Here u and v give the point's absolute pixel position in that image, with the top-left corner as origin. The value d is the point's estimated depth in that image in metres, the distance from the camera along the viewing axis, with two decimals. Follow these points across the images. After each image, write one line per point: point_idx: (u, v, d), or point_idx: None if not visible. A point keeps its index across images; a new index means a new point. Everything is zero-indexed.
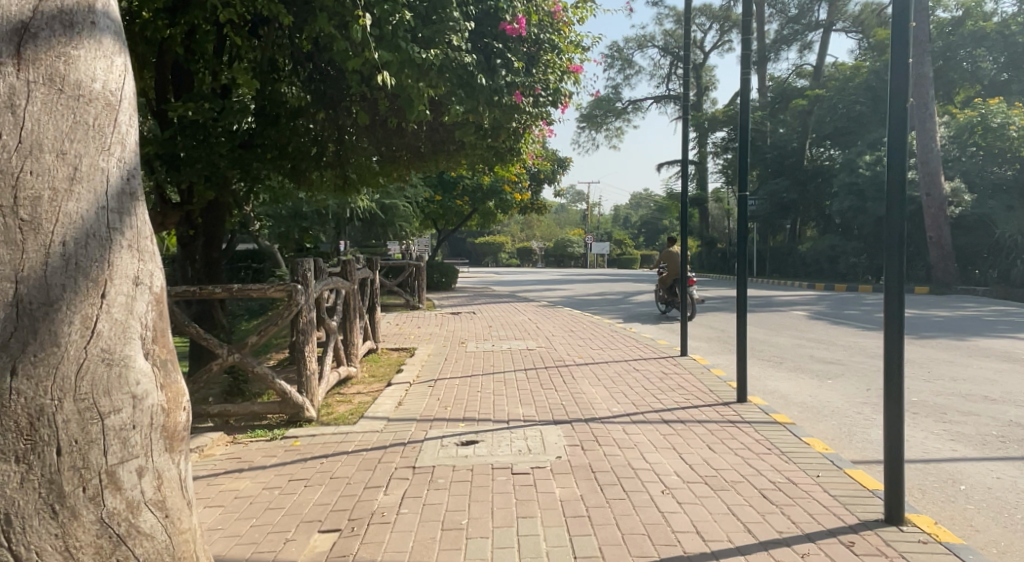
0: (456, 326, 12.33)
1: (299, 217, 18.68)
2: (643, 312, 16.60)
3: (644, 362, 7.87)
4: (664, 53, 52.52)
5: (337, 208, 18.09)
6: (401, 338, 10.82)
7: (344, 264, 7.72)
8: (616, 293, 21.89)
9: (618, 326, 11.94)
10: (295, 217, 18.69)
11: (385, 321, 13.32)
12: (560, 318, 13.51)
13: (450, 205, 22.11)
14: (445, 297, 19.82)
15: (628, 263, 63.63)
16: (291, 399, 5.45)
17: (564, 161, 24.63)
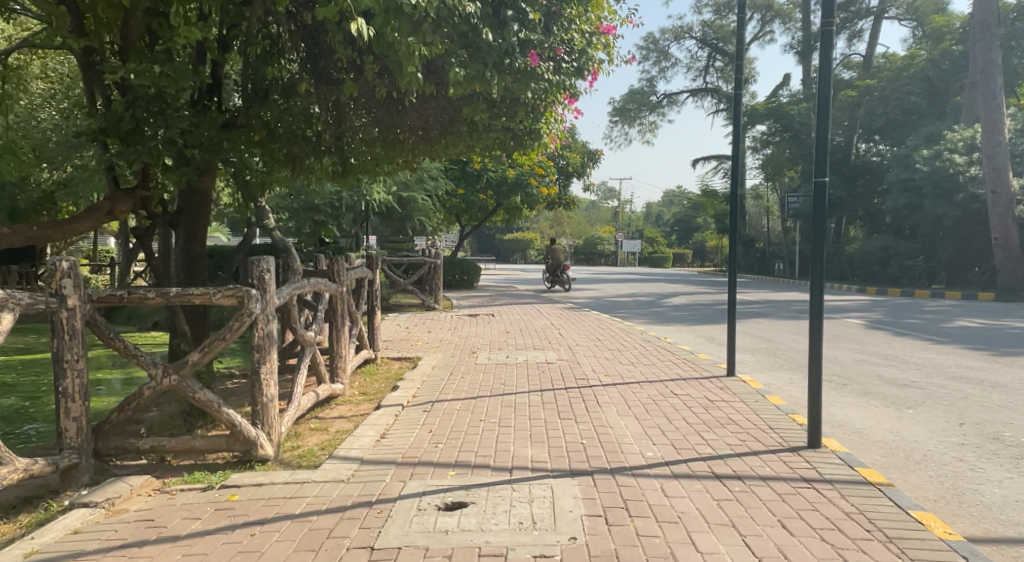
0: (470, 330, 11.15)
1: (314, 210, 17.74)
2: (678, 316, 15.31)
3: (684, 384, 6.61)
4: (700, 46, 50.90)
5: (353, 201, 17.05)
6: (407, 345, 9.68)
7: (330, 264, 6.60)
8: (647, 294, 20.59)
9: (651, 335, 10.65)
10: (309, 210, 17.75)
11: (394, 324, 12.22)
12: (586, 324, 12.26)
13: (473, 198, 21.01)
14: (466, 297, 18.73)
15: (660, 262, 62.05)
16: (242, 433, 4.34)
17: (594, 154, 23.33)
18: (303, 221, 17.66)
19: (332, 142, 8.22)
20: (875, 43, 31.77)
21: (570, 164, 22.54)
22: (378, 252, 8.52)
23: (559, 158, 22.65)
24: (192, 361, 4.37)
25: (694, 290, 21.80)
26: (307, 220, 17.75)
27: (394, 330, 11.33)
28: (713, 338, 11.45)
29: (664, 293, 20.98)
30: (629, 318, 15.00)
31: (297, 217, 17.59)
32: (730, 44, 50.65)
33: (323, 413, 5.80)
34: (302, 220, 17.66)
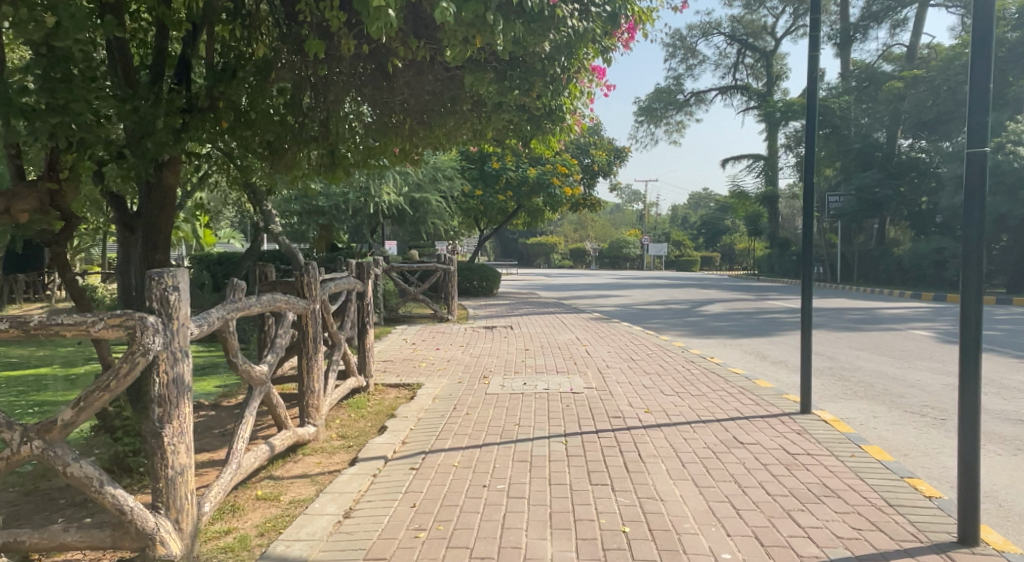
0: (484, 347, 9.75)
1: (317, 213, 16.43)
2: (717, 326, 13.81)
3: (749, 424, 5.20)
4: (729, 41, 49.35)
5: (360, 201, 15.82)
6: (409, 366, 8.30)
7: (299, 275, 5.26)
8: (679, 302, 19.11)
9: (693, 352, 9.18)
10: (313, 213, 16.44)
11: (400, 340, 10.88)
12: (617, 337, 10.82)
13: (491, 200, 19.68)
14: (485, 305, 17.42)
15: (688, 265, 60.26)
16: (133, 525, 3.01)
17: (622, 151, 21.88)
18: (308, 223, 16.43)
19: (319, 130, 7.04)
20: (919, 32, 30.00)
21: (595, 162, 21.13)
22: (369, 260, 7.19)
23: (584, 155, 21.24)
24: (64, 421, 3.03)
25: (730, 297, 20.25)
26: (313, 223, 16.54)
27: (398, 346, 9.97)
28: (763, 354, 9.96)
29: (698, 300, 19.45)
30: (663, 330, 13.57)
31: (302, 220, 16.39)
32: (760, 39, 48.99)
33: (281, 471, 4.47)
34: (309, 222, 16.48)
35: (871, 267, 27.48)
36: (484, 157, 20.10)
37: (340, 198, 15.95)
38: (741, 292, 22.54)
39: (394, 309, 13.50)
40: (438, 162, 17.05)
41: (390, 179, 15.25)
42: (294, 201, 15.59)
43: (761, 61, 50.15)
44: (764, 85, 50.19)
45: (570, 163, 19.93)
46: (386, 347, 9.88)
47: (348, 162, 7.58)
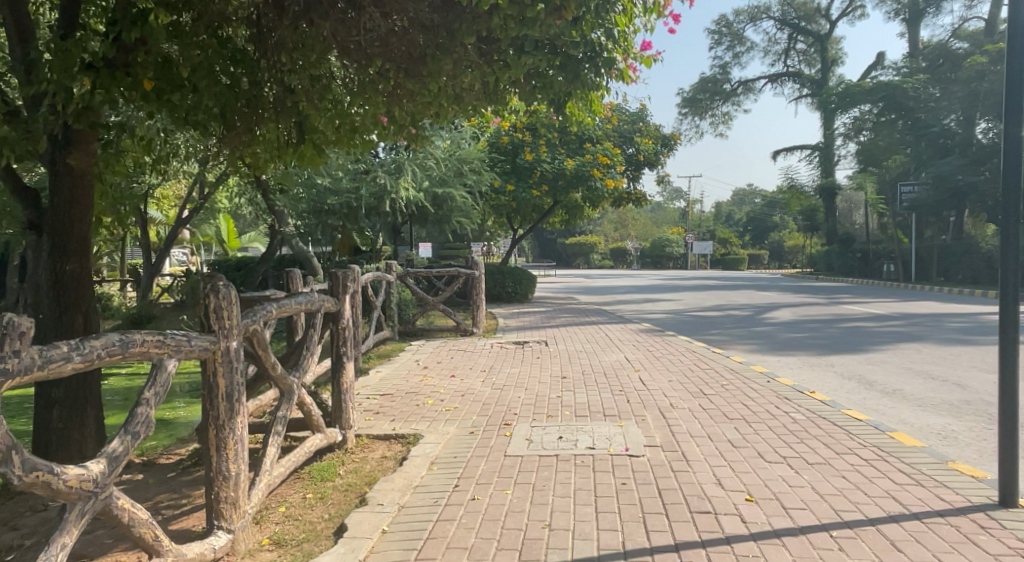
0: (511, 373, 7.78)
1: (323, 212, 14.29)
2: (791, 340, 11.69)
3: (930, 540, 3.18)
4: (780, 26, 46.78)
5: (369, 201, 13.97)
6: (410, 405, 6.35)
7: (203, 293, 3.32)
8: (737, 307, 16.98)
9: (779, 380, 7.10)
10: (318, 213, 14.31)
11: (412, 362, 8.96)
12: (675, 356, 8.78)
13: (525, 195, 17.67)
14: (521, 313, 15.56)
15: (735, 264, 57.55)
16: None
17: (670, 139, 19.65)
18: (316, 227, 14.61)
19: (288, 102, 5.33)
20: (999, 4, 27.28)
21: (641, 152, 19.02)
22: (346, 268, 5.25)
23: (627, 145, 19.17)
24: None
25: (797, 301, 18.00)
26: (321, 227, 14.76)
27: (406, 373, 8.03)
28: (870, 384, 7.87)
29: (762, 305, 17.23)
30: (727, 344, 11.50)
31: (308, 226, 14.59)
32: (813, 22, 46.36)
33: None
34: (314, 225, 14.67)
35: (953, 265, 24.80)
36: (517, 148, 18.23)
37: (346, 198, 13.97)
38: (806, 296, 20.25)
39: (411, 319, 11.62)
40: (461, 151, 15.19)
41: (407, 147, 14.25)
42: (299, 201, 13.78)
43: (814, 47, 47.44)
44: (818, 71, 47.49)
45: (612, 153, 17.91)
46: (390, 374, 7.96)
47: (331, 143, 5.71)
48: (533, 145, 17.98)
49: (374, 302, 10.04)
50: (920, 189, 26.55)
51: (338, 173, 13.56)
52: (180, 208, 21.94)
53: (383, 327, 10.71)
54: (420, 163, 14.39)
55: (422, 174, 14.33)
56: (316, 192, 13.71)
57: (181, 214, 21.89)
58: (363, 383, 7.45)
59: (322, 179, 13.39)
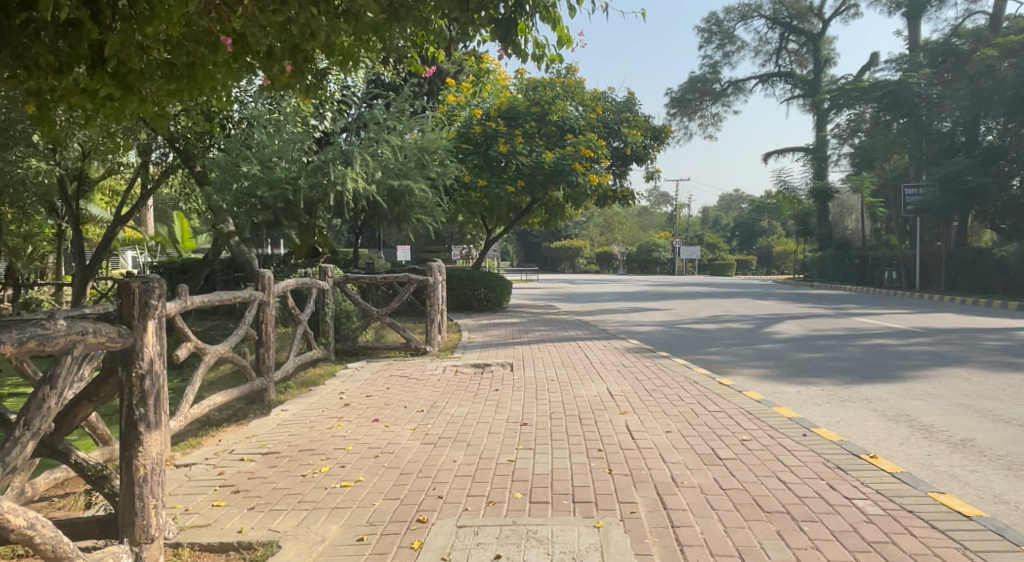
0: (454, 416, 5.81)
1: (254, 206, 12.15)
2: (805, 361, 9.82)
3: None
4: (771, 25, 45.36)
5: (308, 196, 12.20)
6: (294, 476, 4.36)
7: None
8: (734, 318, 15.18)
9: (816, 431, 5.15)
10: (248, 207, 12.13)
11: (335, 395, 6.98)
12: (670, 389, 6.86)
13: (498, 191, 15.70)
14: (491, 325, 13.65)
15: (723, 269, 56.14)
16: None
17: (660, 131, 17.78)
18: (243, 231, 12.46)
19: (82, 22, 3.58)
20: None
21: (628, 144, 17.17)
22: (150, 275, 3.21)
23: (613, 137, 17.33)
24: None
25: (801, 311, 16.21)
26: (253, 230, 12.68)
27: (315, 414, 6.04)
28: (927, 431, 6.00)
29: (763, 316, 15.43)
30: (730, 366, 9.62)
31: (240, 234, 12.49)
32: (806, 22, 44.97)
33: None
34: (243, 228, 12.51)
35: (962, 272, 23.20)
36: (490, 139, 16.28)
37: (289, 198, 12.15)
38: (806, 305, 18.50)
39: (350, 332, 9.59)
40: (421, 139, 13.47)
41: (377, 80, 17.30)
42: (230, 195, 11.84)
43: (806, 47, 46.17)
44: (810, 72, 46.12)
45: (596, 145, 16.09)
46: (293, 417, 5.96)
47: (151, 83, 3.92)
48: (507, 135, 16.06)
49: (299, 315, 8.17)
50: (925, 191, 24.98)
51: (273, 162, 11.84)
52: (118, 206, 19.81)
53: (314, 343, 8.76)
54: (370, 152, 12.79)
55: (374, 165, 12.65)
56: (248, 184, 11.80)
57: (120, 213, 19.73)
58: (250, 433, 5.45)
59: (253, 169, 11.64)
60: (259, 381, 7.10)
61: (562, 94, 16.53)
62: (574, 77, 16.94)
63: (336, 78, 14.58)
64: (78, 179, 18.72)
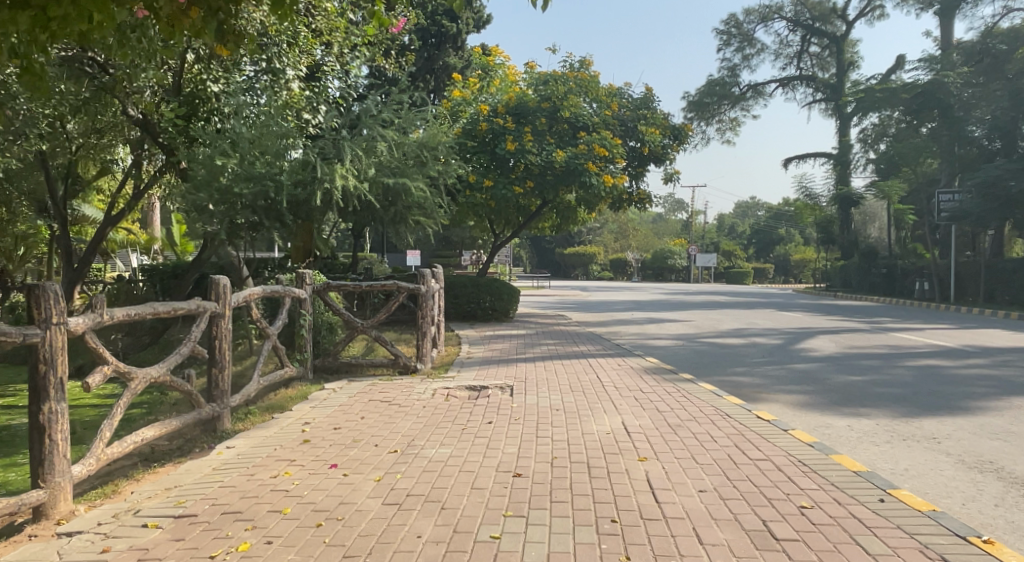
0: (431, 461, 4.67)
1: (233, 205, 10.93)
2: (849, 386, 8.61)
3: None
4: (793, 27, 44.03)
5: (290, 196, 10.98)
6: (201, 556, 3.26)
7: None
8: (760, 332, 13.97)
9: (896, 495, 3.98)
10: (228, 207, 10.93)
11: (296, 426, 5.86)
12: (699, 426, 5.67)
13: (505, 192, 14.53)
14: (495, 337, 12.53)
15: (740, 278, 54.68)
16: None
17: (681, 130, 16.58)
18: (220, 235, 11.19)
19: None
20: None
21: (646, 144, 16.00)
22: None
23: (630, 136, 16.18)
24: None
25: (833, 326, 14.95)
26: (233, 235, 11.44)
27: (262, 456, 4.91)
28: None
29: (792, 330, 14.20)
30: (763, 391, 8.43)
31: (219, 238, 11.28)
32: (829, 24, 43.57)
33: None
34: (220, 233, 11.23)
35: (1002, 284, 21.83)
36: (497, 137, 15.12)
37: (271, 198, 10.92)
38: (835, 318, 17.22)
39: (331, 347, 8.50)
40: (422, 135, 12.45)
41: (378, 74, 16.78)
42: (204, 192, 10.66)
43: (828, 49, 44.80)
44: (833, 76, 44.76)
45: (611, 144, 14.94)
46: (234, 461, 4.83)
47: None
48: (516, 133, 14.92)
49: (267, 328, 7.14)
50: (961, 197, 23.64)
51: (250, 155, 10.73)
52: (110, 206, 18.87)
53: (286, 361, 7.72)
54: (364, 149, 11.73)
55: (366, 161, 11.56)
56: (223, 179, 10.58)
57: (111, 214, 18.76)
58: (172, 486, 4.33)
59: (228, 161, 10.50)
60: (209, 407, 6.05)
61: (576, 89, 15.42)
62: (588, 71, 15.83)
63: (332, 75, 13.72)
64: (68, 177, 17.79)
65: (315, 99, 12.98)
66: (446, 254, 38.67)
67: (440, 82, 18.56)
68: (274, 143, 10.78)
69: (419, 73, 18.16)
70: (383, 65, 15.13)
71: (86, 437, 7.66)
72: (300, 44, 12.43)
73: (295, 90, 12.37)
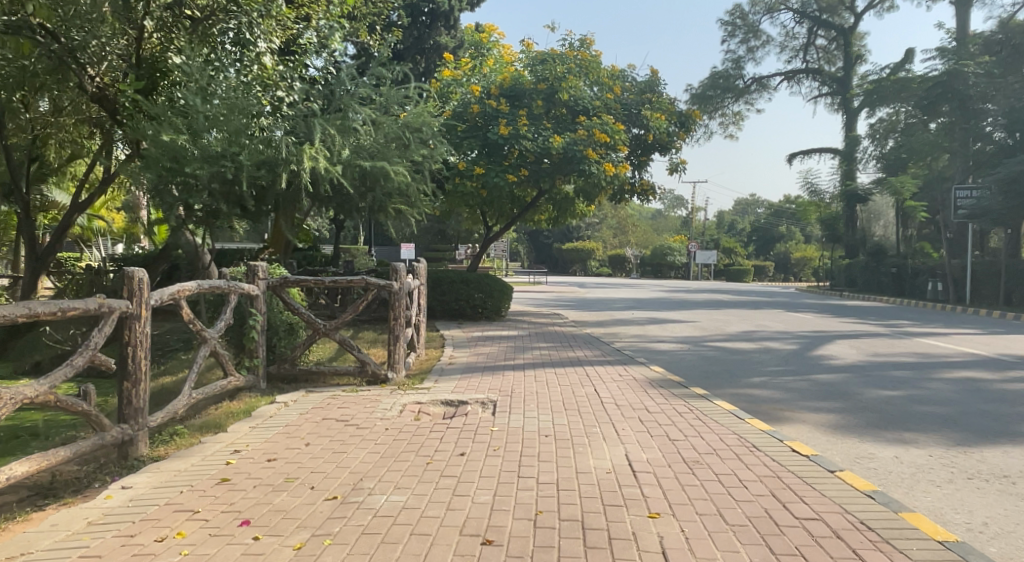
0: (376, 517, 3.55)
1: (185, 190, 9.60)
2: (884, 403, 7.49)
3: None
4: (799, 18, 42.79)
5: (252, 179, 9.72)
6: None
7: None
8: (771, 336, 12.86)
9: None
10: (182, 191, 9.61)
11: (221, 456, 4.71)
12: (722, 464, 4.51)
13: (497, 179, 13.37)
14: (482, 339, 11.42)
15: (741, 275, 53.58)
16: None
17: (688, 117, 15.44)
18: (173, 221, 9.89)
19: None
20: None
21: (652, 131, 14.82)
22: None
23: (633, 122, 15.01)
24: None
25: (850, 330, 13.81)
26: (188, 219, 10.15)
27: (158, 506, 3.76)
28: None
29: (807, 334, 13.06)
30: (786, 408, 7.30)
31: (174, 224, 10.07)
32: (837, 16, 42.33)
33: None
34: (172, 218, 9.92)
35: None
36: (490, 120, 14.01)
37: (231, 180, 9.63)
38: (848, 320, 16.12)
39: (288, 352, 7.39)
40: (405, 115, 11.27)
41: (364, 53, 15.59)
42: (151, 172, 9.31)
43: (836, 42, 43.58)
44: (840, 69, 43.52)
45: (613, 129, 13.79)
46: (121, 512, 3.67)
47: None
48: (510, 116, 13.79)
49: (206, 331, 6.05)
50: (979, 194, 22.56)
51: (206, 131, 9.46)
52: (79, 191, 17.71)
53: (232, 370, 6.64)
54: (338, 127, 10.54)
55: (340, 142, 10.39)
56: (174, 157, 9.21)
57: (80, 199, 17.58)
58: (18, 555, 3.17)
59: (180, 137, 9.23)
60: (117, 429, 4.91)
61: (576, 70, 14.23)
62: (589, 50, 14.62)
63: (310, 50, 12.50)
64: (34, 159, 16.66)
65: (290, 75, 11.75)
66: (440, 247, 37.58)
67: (431, 64, 17.41)
68: (235, 119, 9.52)
69: (408, 52, 17.02)
70: (367, 42, 13.93)
71: (1, 455, 6.53)
72: (273, 13, 11.27)
73: (267, 64, 11.16)
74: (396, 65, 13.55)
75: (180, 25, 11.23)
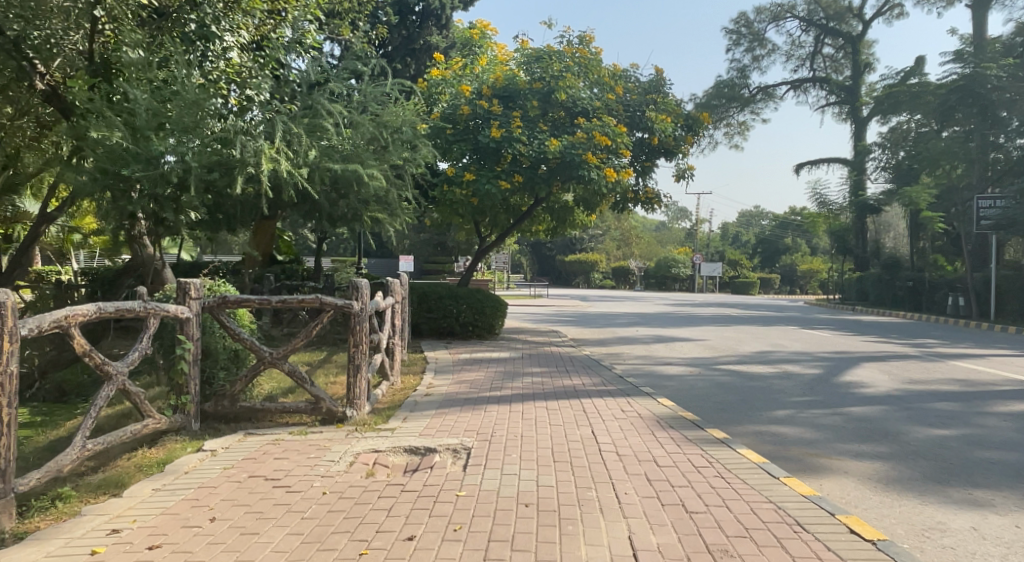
0: None
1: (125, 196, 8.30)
2: (937, 447, 6.30)
3: None
4: (806, 26, 41.77)
5: (201, 184, 8.43)
6: None
7: None
8: (790, 358, 11.67)
9: None
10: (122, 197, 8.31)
11: (89, 542, 3.57)
12: (758, 557, 3.33)
13: (488, 186, 12.23)
14: (470, 362, 10.25)
15: (747, 288, 52.41)
16: None
17: (695, 119, 14.34)
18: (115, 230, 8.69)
19: None
20: None
21: (657, 133, 13.73)
22: None
23: (636, 125, 13.89)
24: None
25: (875, 350, 12.60)
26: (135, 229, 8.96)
27: None
28: None
29: (829, 356, 11.84)
30: (820, 453, 6.11)
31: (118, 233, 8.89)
32: (845, 23, 41.32)
33: None
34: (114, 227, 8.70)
35: None
36: (481, 123, 12.91)
37: (177, 182, 8.29)
38: (871, 338, 14.89)
39: (228, 386, 6.23)
40: (383, 113, 10.14)
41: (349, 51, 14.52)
42: (87, 175, 8.12)
43: (843, 50, 42.51)
44: (848, 78, 42.44)
45: (615, 131, 12.68)
46: None
47: None
48: (503, 118, 12.68)
49: (109, 365, 4.89)
50: (1004, 203, 21.31)
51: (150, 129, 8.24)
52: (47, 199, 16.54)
53: (152, 410, 5.47)
54: (305, 126, 9.37)
55: (306, 141, 9.18)
56: (113, 158, 8.02)
57: (46, 208, 16.42)
58: None
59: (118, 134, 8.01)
60: None
61: (574, 68, 13.13)
62: (588, 48, 13.53)
63: (280, 44, 11.14)
64: None
65: (259, 71, 10.58)
66: (439, 259, 36.47)
67: (421, 66, 16.33)
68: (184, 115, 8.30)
69: (397, 53, 15.98)
70: (349, 40, 12.85)
71: None
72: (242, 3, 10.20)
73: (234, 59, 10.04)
74: (380, 61, 12.46)
75: (131, 15, 9.95)
